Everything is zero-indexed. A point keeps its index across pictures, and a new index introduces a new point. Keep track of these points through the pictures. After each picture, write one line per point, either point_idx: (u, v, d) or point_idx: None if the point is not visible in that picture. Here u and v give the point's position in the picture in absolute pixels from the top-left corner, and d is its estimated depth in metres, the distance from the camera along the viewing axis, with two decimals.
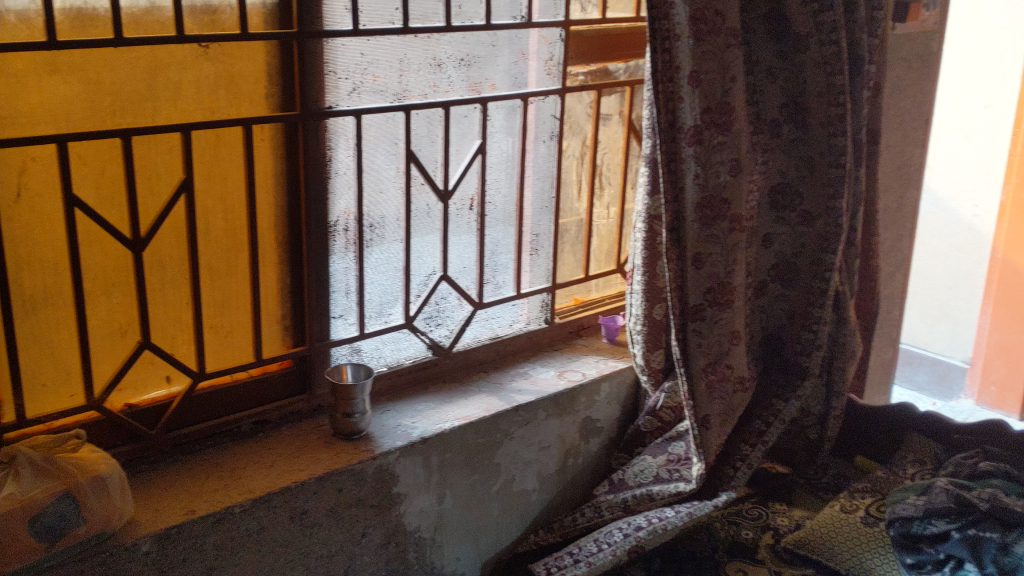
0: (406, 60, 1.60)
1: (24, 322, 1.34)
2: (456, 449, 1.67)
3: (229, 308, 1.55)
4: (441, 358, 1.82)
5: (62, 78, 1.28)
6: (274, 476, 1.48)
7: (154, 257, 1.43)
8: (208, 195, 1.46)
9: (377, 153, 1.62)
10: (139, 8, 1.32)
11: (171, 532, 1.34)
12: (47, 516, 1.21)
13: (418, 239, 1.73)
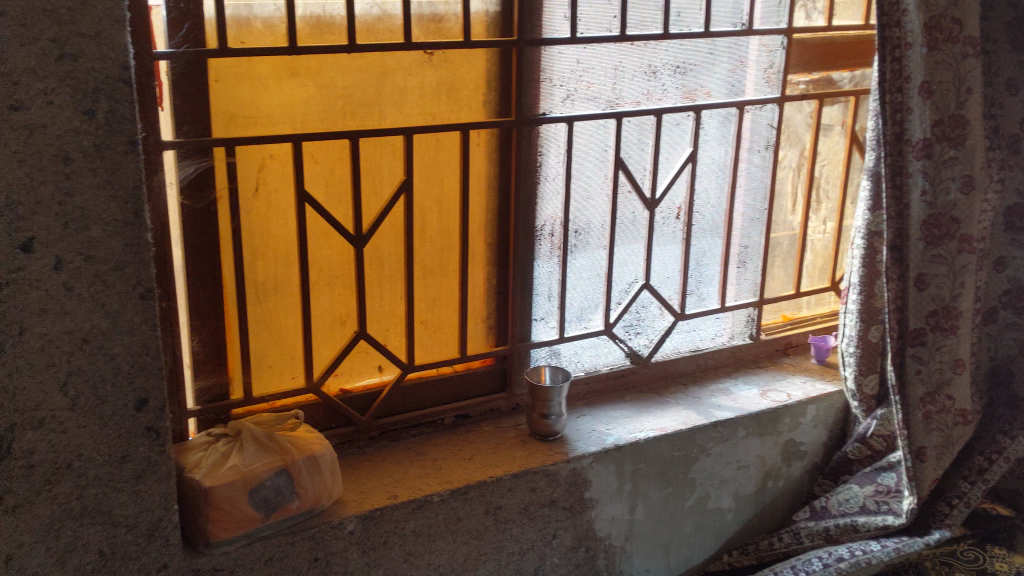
0: (621, 67, 1.61)
1: (255, 308, 1.44)
2: (651, 460, 1.65)
3: (439, 305, 1.60)
4: (639, 367, 1.81)
5: (299, 82, 1.37)
6: (471, 470, 1.52)
7: (373, 252, 1.51)
8: (425, 196, 1.52)
9: (587, 159, 1.63)
10: (371, 17, 1.39)
11: (374, 514, 1.40)
12: (264, 489, 1.30)
13: (623, 246, 1.72)
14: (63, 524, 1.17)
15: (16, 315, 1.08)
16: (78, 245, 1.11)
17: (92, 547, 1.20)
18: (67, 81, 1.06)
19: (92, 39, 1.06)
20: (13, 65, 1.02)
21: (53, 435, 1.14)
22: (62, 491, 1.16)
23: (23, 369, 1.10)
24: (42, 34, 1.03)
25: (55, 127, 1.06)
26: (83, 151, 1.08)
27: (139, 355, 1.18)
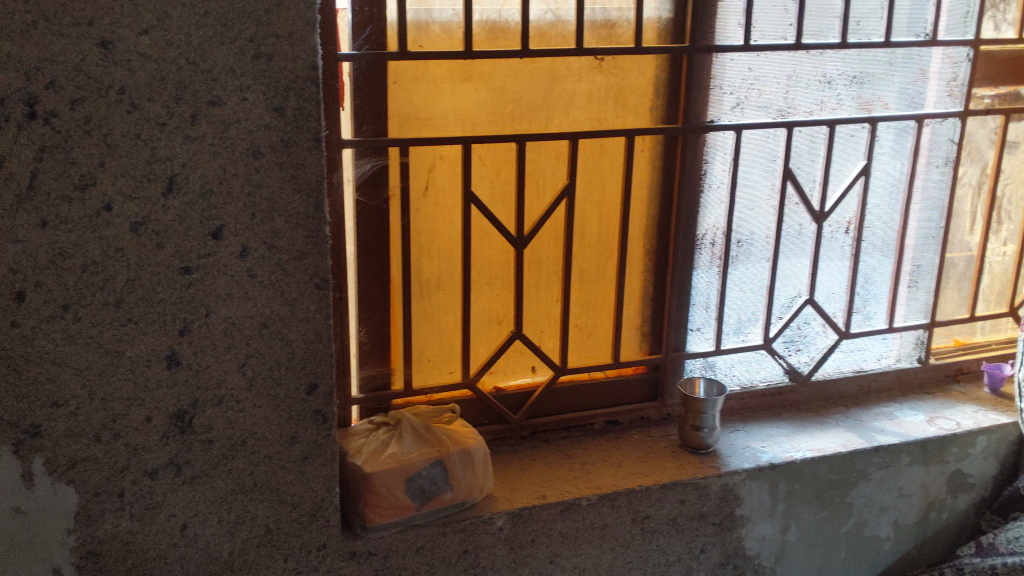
0: (794, 76, 1.57)
1: (418, 304, 1.49)
2: (806, 481, 1.60)
3: (595, 310, 1.61)
4: (797, 385, 1.77)
5: (472, 85, 1.40)
6: (620, 477, 1.51)
7: (533, 254, 1.53)
8: (587, 201, 1.53)
9: (754, 168, 1.60)
10: (545, 23, 1.41)
11: (523, 512, 1.42)
12: (420, 479, 1.34)
13: (788, 259, 1.68)
14: (235, 497, 1.25)
15: (203, 298, 1.16)
16: (263, 235, 1.17)
17: (259, 522, 1.27)
18: (261, 79, 1.12)
19: (285, 40, 1.12)
20: (213, 63, 1.09)
21: (231, 412, 1.22)
22: (237, 465, 1.24)
23: (207, 349, 1.18)
24: (240, 34, 1.10)
25: (248, 123, 1.13)
26: (273, 146, 1.15)
27: (313, 342, 1.23)
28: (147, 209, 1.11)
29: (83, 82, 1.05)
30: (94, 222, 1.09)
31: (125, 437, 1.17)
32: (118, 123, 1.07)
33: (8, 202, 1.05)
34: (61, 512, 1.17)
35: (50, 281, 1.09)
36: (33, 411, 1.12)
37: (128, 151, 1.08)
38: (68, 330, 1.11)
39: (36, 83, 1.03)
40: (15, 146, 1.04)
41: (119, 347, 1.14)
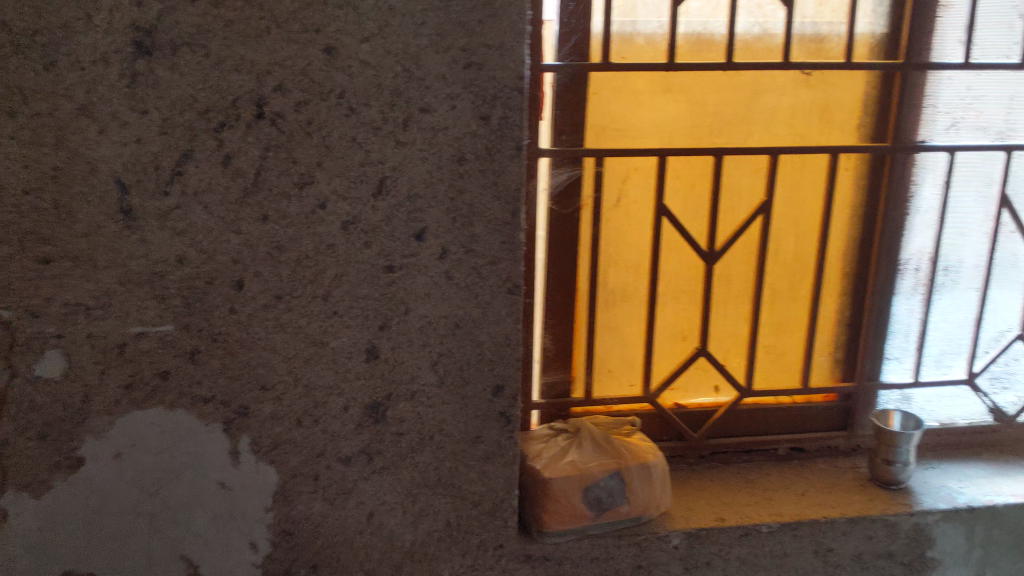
0: (1017, 97, 1.48)
1: (604, 314, 1.49)
2: (1008, 528, 1.50)
3: (785, 332, 1.56)
4: (1002, 426, 1.66)
5: (672, 97, 1.40)
6: (803, 506, 1.46)
7: (724, 271, 1.50)
8: (783, 219, 1.49)
9: (968, 193, 1.51)
10: (752, 35, 1.39)
11: (701, 533, 1.39)
12: (598, 489, 1.34)
13: (999, 291, 1.58)
14: (420, 491, 1.29)
15: (403, 296, 1.20)
16: (462, 239, 1.20)
17: (441, 516, 1.31)
18: (471, 88, 1.15)
19: (496, 50, 1.14)
20: (426, 71, 1.13)
21: (422, 408, 1.26)
22: (423, 459, 1.28)
23: (404, 345, 1.22)
24: (454, 43, 1.13)
25: (455, 130, 1.16)
26: (477, 153, 1.18)
27: (501, 345, 1.26)
28: (357, 209, 1.16)
29: (307, 86, 1.11)
30: (310, 218, 1.15)
31: (323, 424, 1.23)
32: (336, 126, 1.13)
33: (235, 197, 1.12)
34: (262, 490, 1.24)
35: (266, 271, 1.16)
36: (244, 393, 1.20)
37: (344, 153, 1.14)
38: (280, 319, 1.18)
39: (265, 86, 1.10)
40: (244, 144, 1.11)
41: (324, 338, 1.20)
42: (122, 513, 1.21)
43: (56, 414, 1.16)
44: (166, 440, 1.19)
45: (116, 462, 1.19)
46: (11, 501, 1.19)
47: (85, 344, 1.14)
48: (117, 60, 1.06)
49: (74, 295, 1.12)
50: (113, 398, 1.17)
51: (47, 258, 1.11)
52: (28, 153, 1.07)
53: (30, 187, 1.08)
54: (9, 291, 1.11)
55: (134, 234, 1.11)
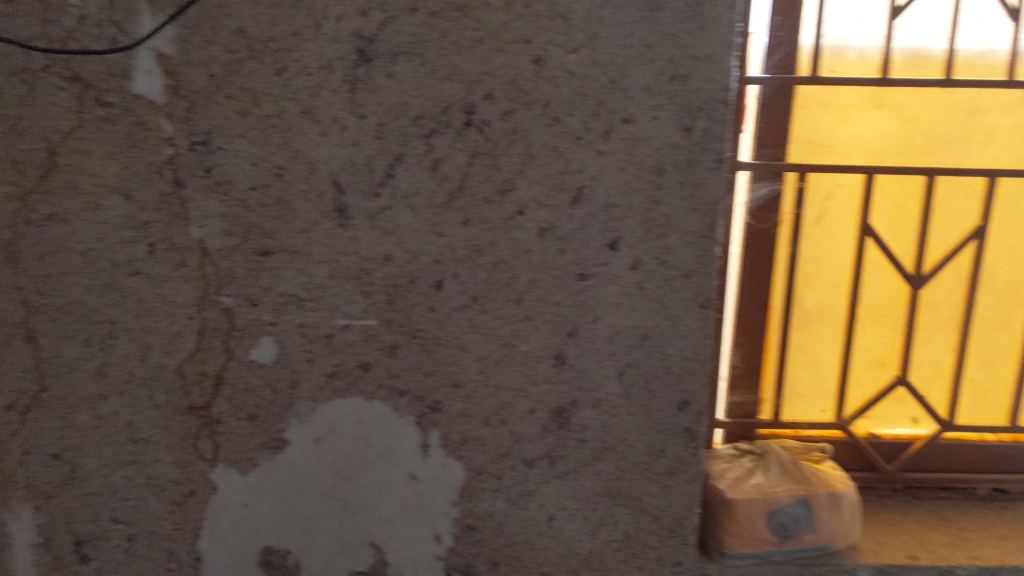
0: None
1: (798, 335, 1.45)
2: None
3: (995, 365, 1.47)
4: None
5: (884, 113, 1.34)
6: (1006, 551, 1.37)
7: (930, 297, 1.43)
8: (1000, 245, 1.40)
9: None
10: (974, 52, 1.32)
11: (890, 569, 1.33)
12: (783, 514, 1.30)
13: None
14: (600, 499, 1.29)
15: (595, 304, 1.21)
16: (656, 250, 1.20)
17: (620, 526, 1.31)
18: (675, 99, 1.14)
19: (703, 62, 1.13)
20: (631, 82, 1.13)
21: (607, 416, 1.26)
22: (605, 468, 1.28)
23: (591, 353, 1.23)
24: (661, 55, 1.13)
25: (657, 141, 1.16)
26: (677, 164, 1.16)
27: (689, 360, 1.24)
28: (554, 216, 1.18)
29: (515, 94, 1.13)
30: (509, 223, 1.18)
31: (509, 424, 1.26)
32: (539, 134, 1.15)
33: (440, 201, 1.17)
34: (448, 485, 1.28)
35: (465, 273, 1.19)
36: (437, 389, 1.24)
37: (546, 162, 1.16)
38: (474, 320, 1.21)
39: (475, 94, 1.13)
40: (451, 150, 1.15)
41: (515, 341, 1.22)
42: (319, 495, 1.28)
43: (266, 396, 1.24)
44: (363, 428, 1.25)
45: (316, 446, 1.26)
46: (221, 475, 1.28)
47: (296, 333, 1.22)
48: (341, 66, 1.12)
49: (289, 287, 1.20)
50: (317, 385, 1.24)
51: (267, 251, 1.18)
52: (256, 152, 1.15)
53: (257, 183, 1.16)
54: (233, 280, 1.19)
55: (346, 232, 1.18)
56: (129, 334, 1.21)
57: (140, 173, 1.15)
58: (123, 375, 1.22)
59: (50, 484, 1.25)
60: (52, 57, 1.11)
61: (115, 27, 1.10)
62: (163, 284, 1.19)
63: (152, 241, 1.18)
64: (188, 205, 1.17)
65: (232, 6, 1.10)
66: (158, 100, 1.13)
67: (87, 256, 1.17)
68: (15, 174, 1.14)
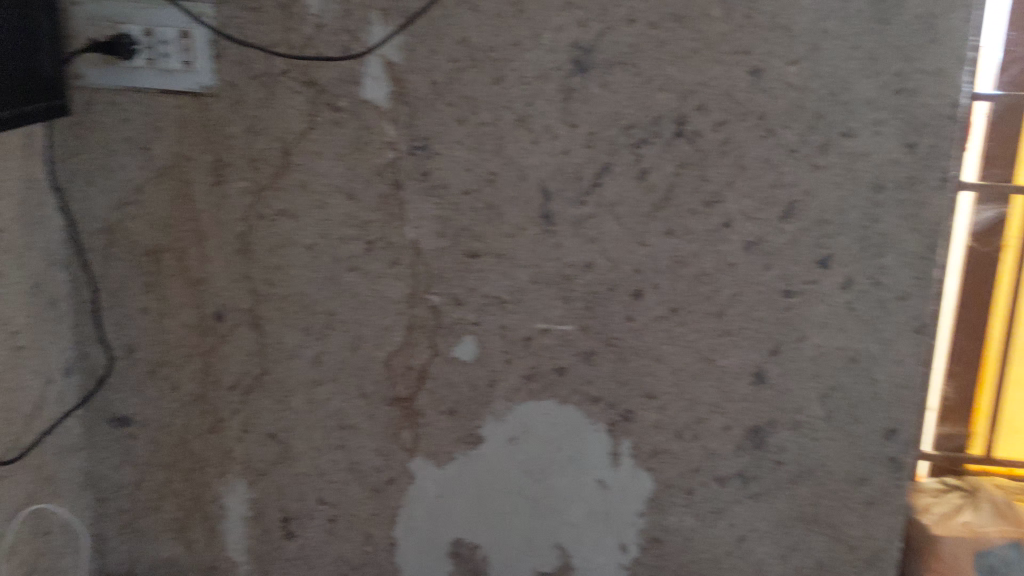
0: None
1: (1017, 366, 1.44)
2: None
3: None
4: None
5: None
6: None
7: None
8: None
9: None
10: None
11: None
12: (993, 556, 1.26)
13: None
14: (793, 523, 1.26)
15: (800, 323, 1.18)
16: (869, 270, 1.15)
17: (813, 553, 1.27)
18: (899, 114, 1.10)
19: (932, 77, 1.08)
20: (853, 95, 1.10)
21: (806, 440, 1.22)
22: (801, 493, 1.25)
23: (793, 372, 1.20)
24: (887, 68, 1.09)
25: (877, 156, 1.12)
26: (897, 181, 1.12)
27: (899, 387, 1.19)
28: (762, 230, 1.15)
29: (730, 106, 1.12)
30: (715, 236, 1.16)
31: (703, 439, 1.24)
32: (752, 147, 1.13)
33: (646, 210, 1.17)
34: (637, 494, 1.28)
35: (666, 284, 1.19)
36: (631, 399, 1.24)
37: (757, 175, 1.14)
38: (673, 331, 1.21)
39: (688, 104, 1.13)
40: (661, 160, 1.15)
41: (714, 356, 1.21)
42: (510, 494, 1.31)
43: (465, 393, 1.28)
44: (556, 431, 1.27)
45: (510, 445, 1.29)
46: (419, 466, 1.33)
47: (497, 334, 1.25)
48: (557, 76, 1.14)
49: (493, 289, 1.23)
50: (514, 385, 1.26)
51: (475, 253, 1.22)
52: (471, 157, 1.19)
53: (469, 188, 1.20)
54: (441, 280, 1.24)
55: (551, 238, 1.20)
56: (345, 325, 1.28)
57: (363, 174, 1.22)
58: (336, 363, 1.30)
59: (264, 462, 1.36)
60: (291, 62, 1.19)
61: (348, 35, 1.16)
62: (377, 280, 1.26)
63: (369, 240, 1.24)
64: (405, 207, 1.22)
65: (457, 17, 1.14)
66: (383, 105, 1.19)
67: (311, 250, 1.26)
68: (251, 171, 1.24)
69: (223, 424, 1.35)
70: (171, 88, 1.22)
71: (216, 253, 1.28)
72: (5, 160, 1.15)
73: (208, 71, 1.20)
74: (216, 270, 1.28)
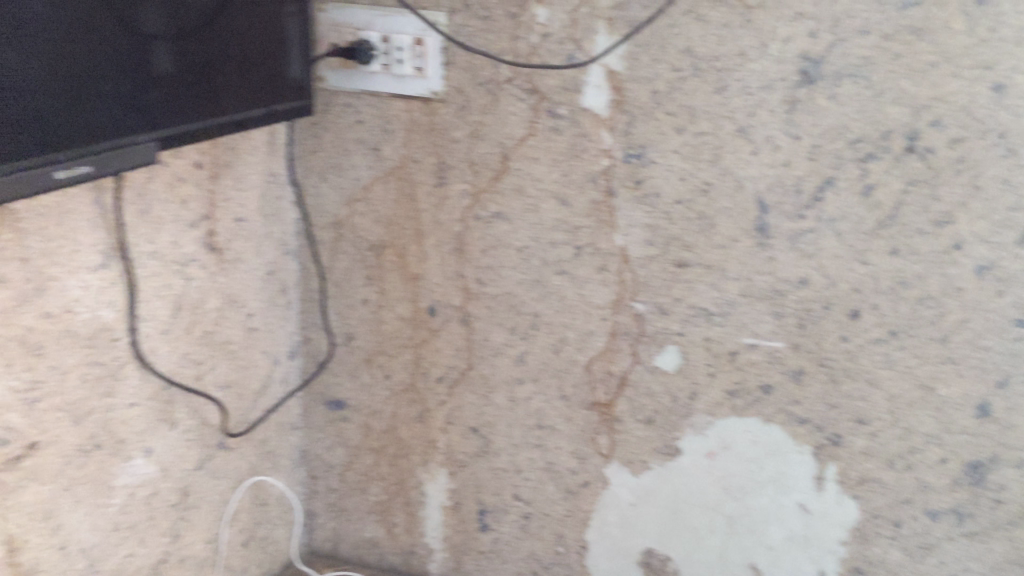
0: None
1: None
2: None
3: None
4: None
5: None
6: None
7: None
8: None
9: None
10: None
11: None
12: None
13: None
14: (1012, 567, 1.14)
15: None
16: None
17: None
18: None
19: None
20: None
21: None
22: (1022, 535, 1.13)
23: (1023, 408, 1.09)
24: None
25: None
26: None
27: None
28: (997, 254, 1.07)
29: (967, 122, 1.05)
30: (944, 257, 1.10)
31: (915, 471, 1.17)
32: (990, 165, 1.05)
33: (868, 228, 1.12)
34: (841, 522, 1.22)
35: (886, 305, 1.14)
36: (840, 422, 1.19)
37: (993, 195, 1.06)
38: (891, 355, 1.15)
39: (922, 119, 1.07)
40: (888, 177, 1.10)
41: (933, 383, 1.13)
42: (706, 509, 1.29)
43: (666, 403, 1.27)
44: (758, 450, 1.24)
45: (708, 460, 1.27)
46: (614, 472, 1.33)
47: (702, 346, 1.24)
48: (782, 87, 1.12)
49: (700, 300, 1.22)
50: (716, 400, 1.25)
51: (684, 263, 1.22)
52: (687, 167, 1.18)
53: (683, 198, 1.20)
54: (648, 288, 1.24)
55: (765, 251, 1.18)
56: (549, 327, 1.31)
57: (578, 180, 1.24)
58: (539, 364, 1.33)
59: (464, 454, 1.41)
60: (516, 70, 1.22)
61: (573, 44, 1.19)
62: (584, 284, 1.27)
63: (579, 244, 1.26)
64: (617, 214, 1.23)
65: (683, 26, 1.14)
66: (603, 113, 1.20)
67: (522, 252, 1.29)
68: (471, 174, 1.29)
69: (429, 414, 1.42)
70: (403, 92, 1.29)
71: (434, 251, 1.34)
72: (252, 157, 1.30)
73: (437, 77, 1.26)
74: (433, 267, 1.35)
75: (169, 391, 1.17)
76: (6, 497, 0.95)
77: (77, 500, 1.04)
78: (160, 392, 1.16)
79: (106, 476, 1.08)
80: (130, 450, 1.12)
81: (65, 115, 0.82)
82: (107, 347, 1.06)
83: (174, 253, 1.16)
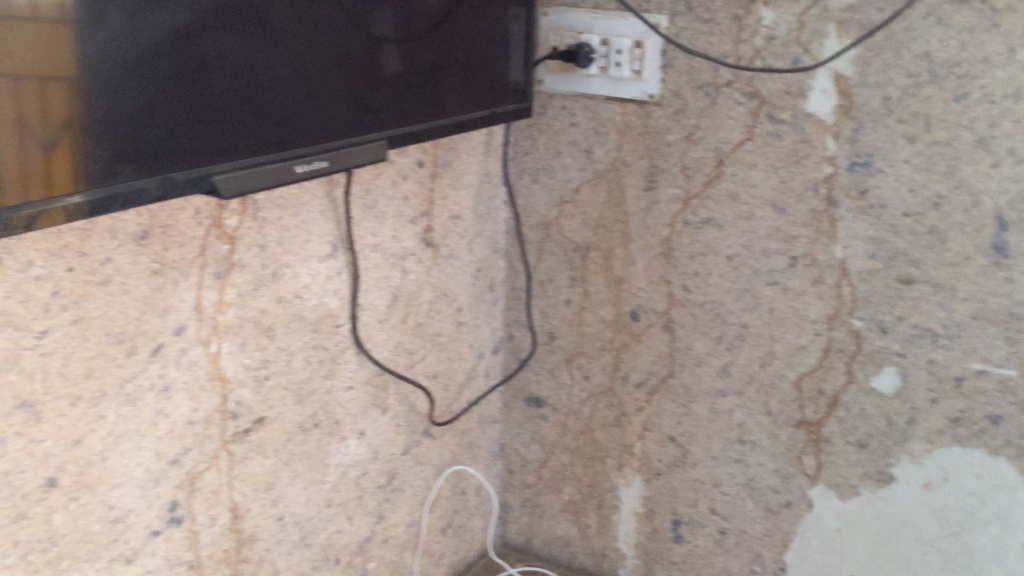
0: None
1: None
2: None
3: None
4: None
5: None
6: None
7: None
8: None
9: None
10: None
11: None
12: None
13: None
14: None
15: None
16: None
17: None
18: None
19: None
20: None
21: None
22: None
23: None
24: None
25: None
26: None
27: None
28: None
29: None
30: None
31: None
32: None
33: None
34: None
35: None
36: None
37: None
38: None
39: None
40: None
41: None
42: (918, 541, 1.22)
43: (880, 427, 1.21)
44: (981, 483, 1.16)
45: (924, 491, 1.20)
46: (819, 495, 1.28)
47: (924, 369, 1.16)
48: None
49: (925, 320, 1.15)
50: (937, 427, 1.17)
51: (909, 280, 1.15)
52: (917, 178, 1.12)
53: (912, 211, 1.13)
54: (867, 304, 1.18)
55: (1001, 271, 1.09)
56: (757, 339, 1.27)
57: (797, 188, 1.20)
58: (744, 377, 1.30)
59: (661, 463, 1.40)
60: (737, 73, 1.20)
61: (800, 48, 1.15)
62: (797, 297, 1.23)
63: (795, 255, 1.22)
64: (838, 224, 1.18)
65: (921, 30, 1.08)
66: (827, 119, 1.15)
67: (732, 261, 1.26)
68: (683, 178, 1.27)
69: (627, 418, 1.41)
70: (620, 95, 1.28)
71: (641, 255, 1.33)
72: (470, 156, 1.33)
73: (655, 81, 1.25)
74: (639, 270, 1.34)
75: (383, 378, 1.23)
76: (234, 467, 1.02)
77: (295, 474, 1.11)
78: (374, 377, 1.21)
79: (322, 455, 1.14)
80: (345, 432, 1.18)
81: (302, 112, 0.87)
82: (330, 332, 1.12)
83: (394, 246, 1.21)
